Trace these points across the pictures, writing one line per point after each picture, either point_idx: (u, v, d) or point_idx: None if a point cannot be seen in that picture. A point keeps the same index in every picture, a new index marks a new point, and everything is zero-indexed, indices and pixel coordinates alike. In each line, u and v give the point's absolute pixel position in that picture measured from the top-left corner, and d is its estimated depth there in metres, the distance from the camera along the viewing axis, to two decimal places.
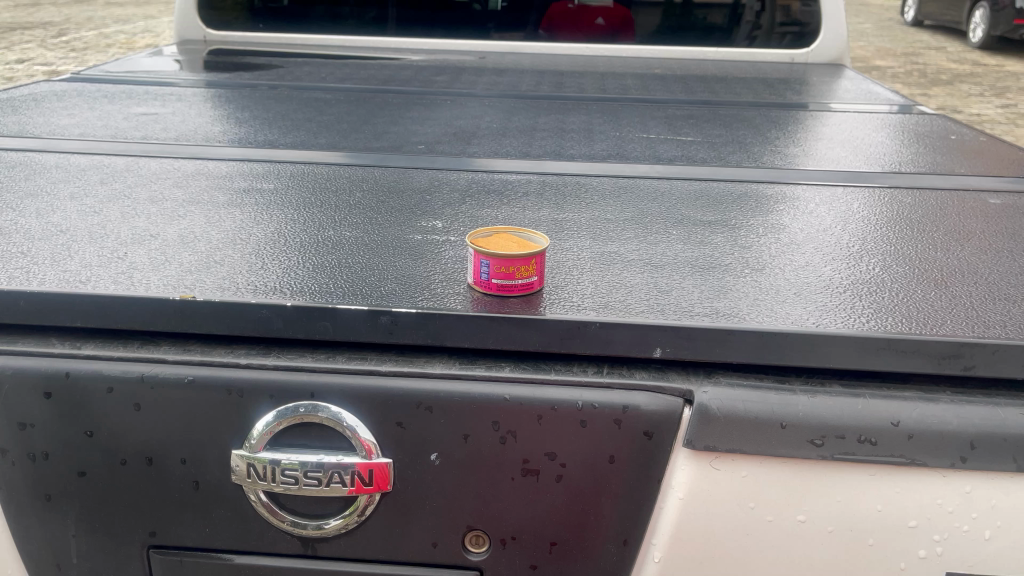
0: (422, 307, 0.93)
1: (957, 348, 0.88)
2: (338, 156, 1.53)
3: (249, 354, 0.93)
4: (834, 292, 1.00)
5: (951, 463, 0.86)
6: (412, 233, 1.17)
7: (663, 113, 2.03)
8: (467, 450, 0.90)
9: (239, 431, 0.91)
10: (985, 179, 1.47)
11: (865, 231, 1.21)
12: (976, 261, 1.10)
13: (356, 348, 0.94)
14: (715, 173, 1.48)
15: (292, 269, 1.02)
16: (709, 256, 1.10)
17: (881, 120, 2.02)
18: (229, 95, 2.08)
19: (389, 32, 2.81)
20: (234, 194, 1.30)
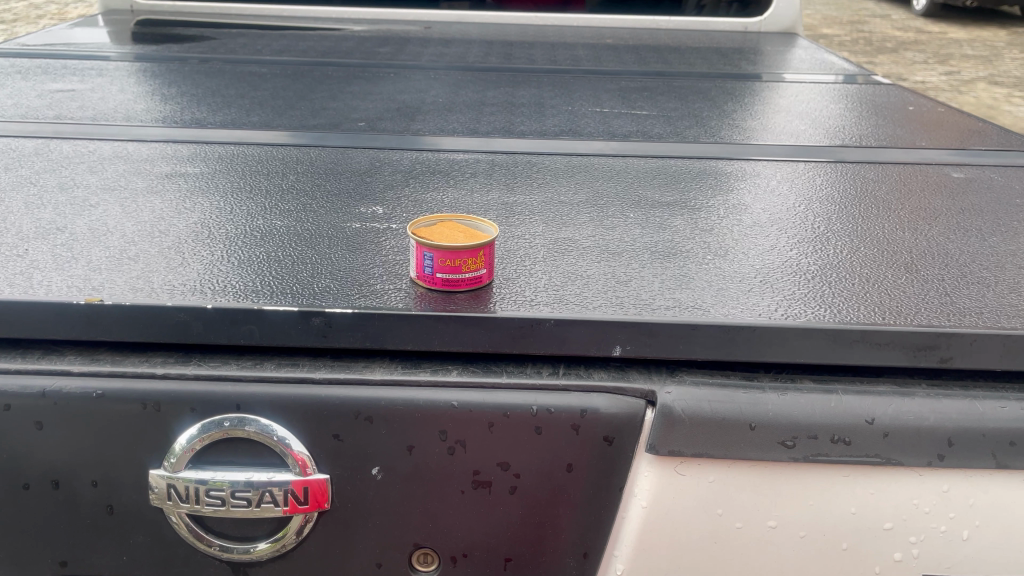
0: (358, 306, 0.84)
1: (934, 339, 0.83)
2: (271, 136, 1.43)
3: (166, 362, 0.84)
4: (801, 279, 0.94)
5: (929, 461, 0.81)
6: (349, 220, 1.08)
7: (617, 85, 1.96)
8: (412, 461, 0.82)
9: (157, 450, 0.82)
10: (946, 152, 1.43)
11: (831, 210, 1.15)
12: (946, 242, 1.05)
13: (287, 352, 0.86)
14: (672, 149, 1.42)
15: (215, 266, 0.93)
16: (668, 241, 1.04)
17: (838, 91, 1.97)
18: (156, 70, 1.94)
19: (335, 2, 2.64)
20: (155, 180, 1.19)
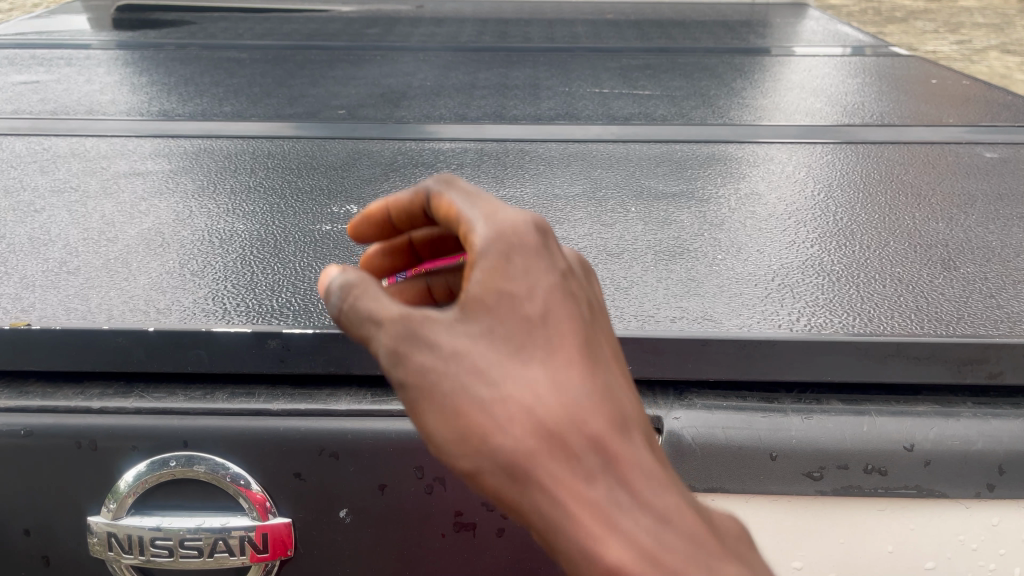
0: (320, 326, 0.74)
1: (982, 352, 0.72)
2: (243, 127, 1.32)
3: (105, 394, 0.74)
4: (825, 280, 0.83)
5: (976, 492, 0.71)
6: (320, 222, 0.97)
7: (618, 63, 1.84)
8: (384, 502, 0.72)
9: (96, 493, 0.72)
10: (976, 130, 1.31)
11: (854, 197, 1.04)
12: (985, 234, 0.94)
13: (243, 379, 0.76)
14: (677, 132, 1.30)
15: (163, 279, 0.82)
16: (674, 239, 0.93)
17: (853, 64, 1.85)
18: (129, 58, 1.83)
19: None
20: (111, 180, 1.09)
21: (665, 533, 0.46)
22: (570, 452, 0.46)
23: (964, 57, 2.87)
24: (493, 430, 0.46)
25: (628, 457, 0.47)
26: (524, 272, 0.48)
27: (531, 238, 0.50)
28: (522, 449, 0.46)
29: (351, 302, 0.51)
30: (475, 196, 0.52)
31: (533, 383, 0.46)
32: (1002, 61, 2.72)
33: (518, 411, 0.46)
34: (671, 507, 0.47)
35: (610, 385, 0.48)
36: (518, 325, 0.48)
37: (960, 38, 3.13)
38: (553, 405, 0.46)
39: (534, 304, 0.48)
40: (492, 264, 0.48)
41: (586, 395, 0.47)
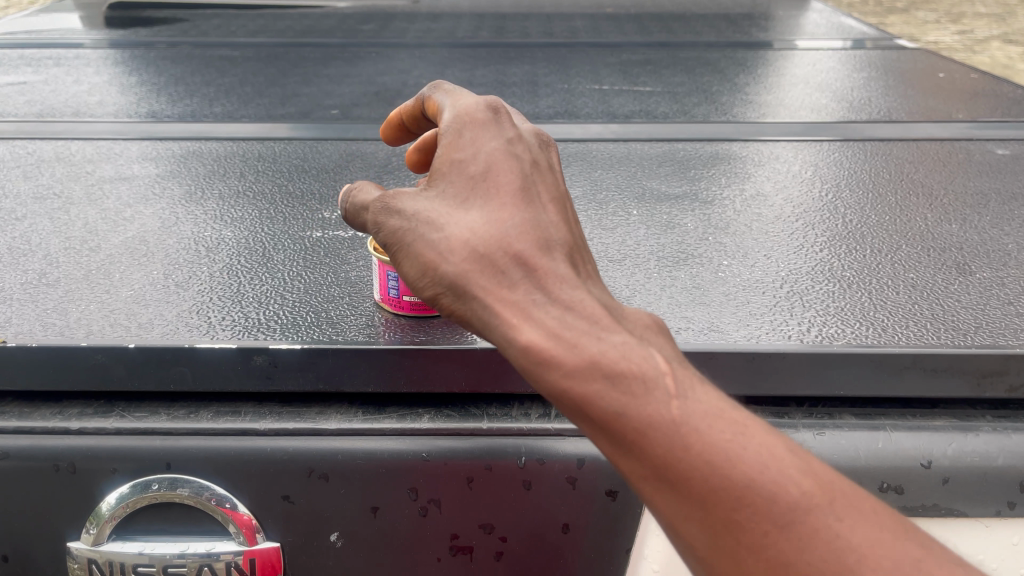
0: (308, 340, 0.70)
1: (1002, 363, 0.68)
2: (233, 129, 1.29)
3: (84, 414, 0.70)
4: (836, 287, 0.80)
5: (997, 511, 0.67)
6: (310, 228, 0.94)
7: (617, 58, 1.80)
8: (378, 525, 0.69)
9: (76, 518, 0.69)
10: (986, 126, 1.28)
11: (863, 197, 1.00)
12: (1000, 236, 0.90)
13: (228, 398, 0.72)
14: (679, 130, 1.27)
15: (146, 292, 0.79)
16: (677, 244, 0.89)
17: (857, 58, 1.81)
18: (118, 57, 1.80)
19: None
20: (96, 185, 1.05)
21: (572, 321, 0.53)
22: (488, 255, 0.56)
23: (967, 47, 2.82)
24: (434, 252, 0.57)
25: (541, 263, 0.55)
26: (468, 142, 0.62)
27: (482, 114, 0.63)
28: (454, 257, 0.56)
29: (351, 203, 0.67)
30: (454, 91, 0.68)
31: (468, 216, 0.58)
32: (1005, 51, 2.68)
33: (452, 229, 0.57)
34: (581, 300, 0.54)
35: (536, 216, 0.58)
36: (461, 177, 0.60)
37: (962, 28, 3.09)
38: (479, 228, 0.57)
39: (475, 161, 0.60)
40: (450, 133, 0.63)
41: (512, 225, 0.56)
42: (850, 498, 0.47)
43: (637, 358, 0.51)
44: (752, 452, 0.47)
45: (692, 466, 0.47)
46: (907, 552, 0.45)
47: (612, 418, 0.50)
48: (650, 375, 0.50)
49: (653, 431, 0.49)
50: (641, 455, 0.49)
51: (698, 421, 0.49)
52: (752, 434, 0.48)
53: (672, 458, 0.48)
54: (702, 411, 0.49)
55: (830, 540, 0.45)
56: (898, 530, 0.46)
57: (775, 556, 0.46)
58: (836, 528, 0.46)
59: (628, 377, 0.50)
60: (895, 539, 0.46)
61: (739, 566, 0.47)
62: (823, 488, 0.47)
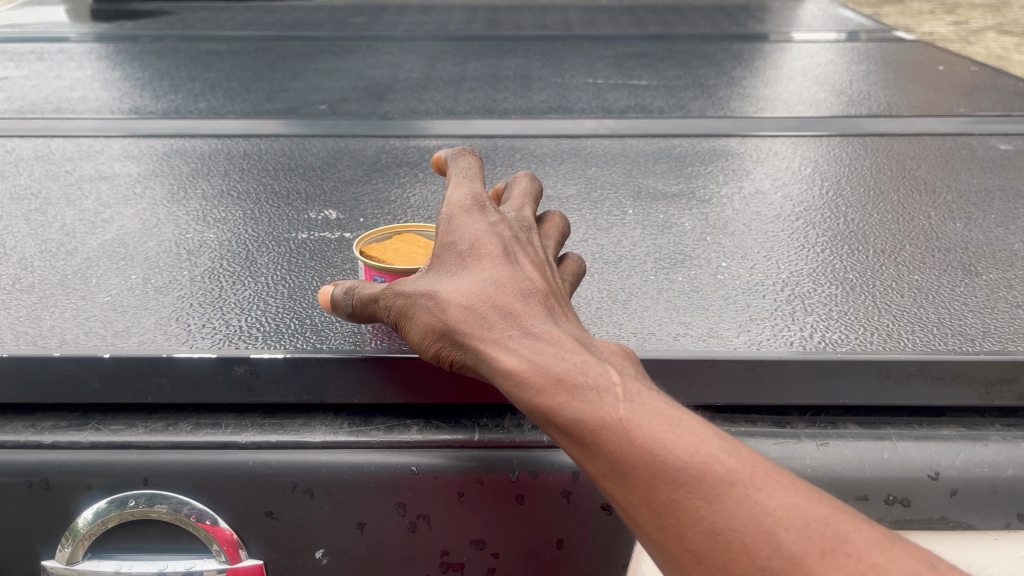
0: (291, 348, 0.67)
1: (1012, 371, 0.66)
2: (218, 125, 1.25)
3: (58, 426, 0.67)
4: (839, 290, 0.77)
5: (1004, 523, 0.66)
6: (295, 229, 0.91)
7: (612, 51, 1.77)
8: (364, 540, 0.67)
9: (51, 536, 0.67)
10: (988, 120, 1.25)
11: (865, 195, 0.98)
12: (1006, 235, 0.88)
13: (208, 408, 0.69)
14: (675, 125, 1.24)
15: (124, 298, 0.76)
16: (674, 245, 0.87)
17: (855, 50, 1.78)
18: (102, 51, 1.76)
19: None
20: (76, 185, 1.02)
21: (543, 347, 0.53)
22: (467, 295, 0.56)
23: (962, 37, 2.78)
24: (427, 313, 0.57)
25: (515, 299, 0.56)
26: (456, 223, 0.62)
27: (469, 202, 0.64)
28: (442, 307, 0.57)
29: (355, 298, 0.62)
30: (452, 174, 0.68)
31: (456, 281, 0.58)
32: (1001, 42, 2.66)
33: (439, 289, 0.57)
34: (547, 324, 0.55)
35: (516, 269, 0.58)
36: (449, 253, 0.60)
37: (958, 19, 3.06)
38: (463, 284, 0.57)
39: (462, 237, 0.60)
40: (440, 221, 0.63)
41: (491, 278, 0.57)
42: (773, 472, 0.48)
43: (595, 371, 0.52)
44: (687, 439, 0.49)
45: (639, 457, 0.48)
46: (822, 514, 0.46)
47: (570, 422, 0.51)
48: (602, 381, 0.51)
49: (605, 429, 0.50)
50: (597, 454, 0.50)
51: (641, 416, 0.50)
52: (688, 425, 0.50)
53: (621, 452, 0.49)
54: (647, 408, 0.50)
55: (751, 507, 0.46)
56: (818, 497, 0.47)
57: (708, 527, 0.46)
58: (756, 497, 0.46)
59: (583, 383, 0.51)
60: (812, 504, 0.47)
61: (683, 545, 0.47)
62: (748, 465, 0.48)
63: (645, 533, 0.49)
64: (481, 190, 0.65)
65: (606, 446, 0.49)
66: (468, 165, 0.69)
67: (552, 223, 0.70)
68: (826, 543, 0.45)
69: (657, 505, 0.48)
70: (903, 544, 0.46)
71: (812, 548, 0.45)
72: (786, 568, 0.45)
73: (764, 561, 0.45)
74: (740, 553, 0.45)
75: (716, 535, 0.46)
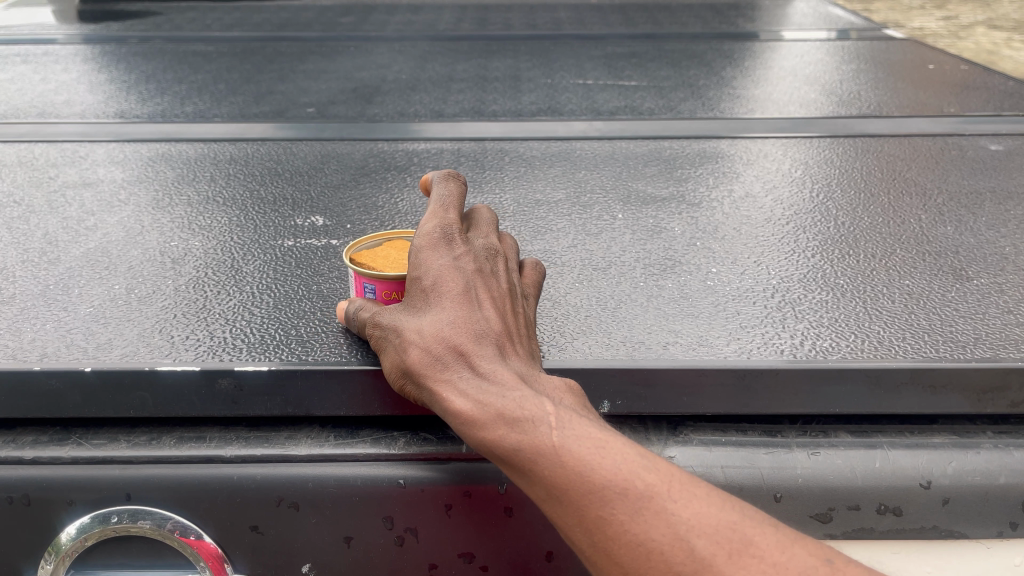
0: (276, 361, 0.66)
1: (1003, 378, 0.65)
2: (205, 129, 1.24)
3: (39, 442, 0.66)
4: (829, 296, 0.77)
5: (998, 531, 0.65)
6: (282, 236, 0.90)
7: (602, 51, 1.76)
8: (351, 555, 0.66)
9: (32, 552, 0.66)
10: (978, 121, 1.25)
11: (855, 197, 0.97)
12: (997, 238, 0.87)
13: (192, 422, 0.68)
14: (665, 127, 1.23)
15: (106, 309, 0.75)
16: (664, 250, 0.86)
17: (846, 49, 1.77)
18: (89, 53, 1.74)
19: None
20: (59, 191, 1.01)
21: (488, 386, 0.57)
22: (422, 338, 0.60)
23: (952, 32, 2.77)
24: (392, 352, 0.61)
25: (468, 339, 0.60)
26: (422, 257, 0.65)
27: (436, 236, 0.66)
28: (403, 348, 0.60)
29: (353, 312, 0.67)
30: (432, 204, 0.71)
31: (415, 322, 0.62)
32: (991, 37, 2.66)
33: (404, 328, 0.61)
34: (494, 360, 0.59)
35: (472, 308, 0.62)
36: (415, 291, 0.64)
37: (947, 14, 3.06)
38: (422, 325, 0.61)
39: (428, 272, 0.64)
40: (411, 254, 0.66)
41: (448, 318, 0.61)
42: (688, 485, 0.54)
43: (531, 404, 0.56)
44: (612, 459, 0.54)
45: (571, 481, 0.53)
46: (730, 520, 0.52)
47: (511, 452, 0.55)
48: (538, 413, 0.55)
49: (541, 458, 0.54)
50: (535, 479, 0.54)
51: (572, 440, 0.54)
52: (614, 446, 0.55)
53: (554, 478, 0.53)
54: (578, 433, 0.55)
55: (668, 518, 0.51)
56: (725, 502, 0.53)
57: (630, 539, 0.51)
58: (671, 508, 0.52)
59: (521, 417, 0.55)
60: (721, 511, 0.52)
61: (610, 558, 0.52)
62: (665, 479, 0.53)
63: (579, 545, 0.54)
64: (449, 221, 0.68)
65: (543, 472, 0.54)
66: (449, 196, 0.71)
67: (509, 240, 0.72)
68: (732, 545, 0.51)
69: (587, 522, 0.53)
70: (804, 541, 0.52)
71: (721, 551, 0.50)
72: (699, 571, 0.50)
73: (680, 566, 0.50)
74: (660, 562, 0.51)
75: (639, 547, 0.51)
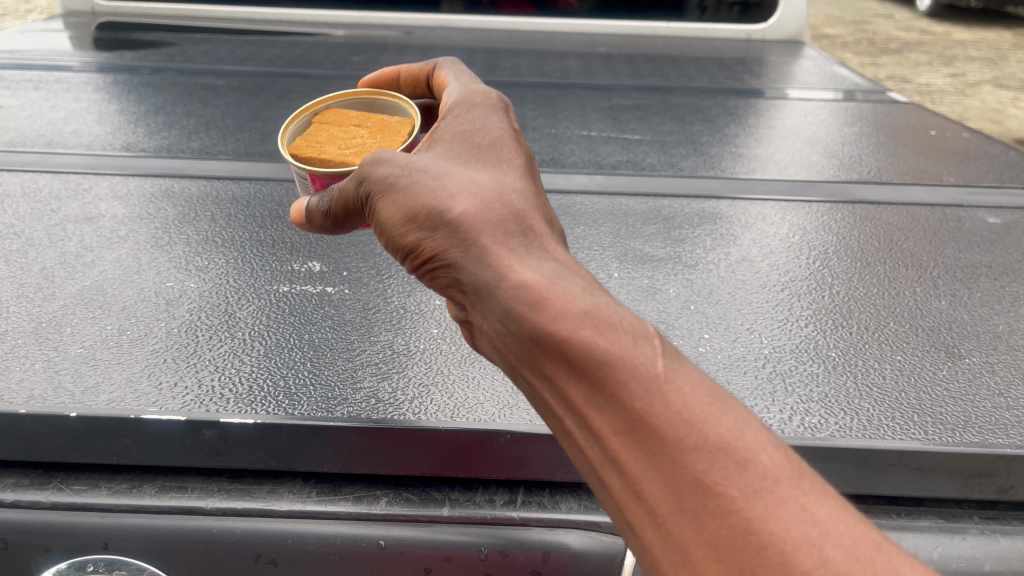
0: (262, 413, 0.66)
1: (991, 464, 0.65)
2: (209, 166, 1.25)
3: (20, 485, 0.66)
4: (820, 370, 0.76)
5: None
6: (277, 282, 0.90)
7: (607, 102, 1.78)
8: None
9: None
10: (976, 192, 1.25)
11: (852, 266, 0.98)
12: (991, 316, 0.88)
13: (176, 472, 0.68)
14: (666, 185, 1.24)
15: (97, 351, 0.75)
16: (657, 313, 0.86)
17: (850, 111, 1.79)
18: (101, 82, 1.76)
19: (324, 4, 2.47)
20: (61, 225, 1.02)
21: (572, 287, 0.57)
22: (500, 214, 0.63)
23: None
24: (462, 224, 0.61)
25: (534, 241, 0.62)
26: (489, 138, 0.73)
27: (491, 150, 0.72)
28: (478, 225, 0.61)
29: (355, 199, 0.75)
30: (472, 104, 0.80)
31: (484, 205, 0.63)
32: None
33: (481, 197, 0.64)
34: (579, 268, 0.60)
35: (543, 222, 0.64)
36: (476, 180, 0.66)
37: None
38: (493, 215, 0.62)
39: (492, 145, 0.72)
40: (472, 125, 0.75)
41: (519, 219, 0.63)
42: (815, 480, 0.49)
43: (623, 325, 0.55)
44: (733, 422, 0.50)
45: (664, 413, 0.51)
46: (864, 536, 0.47)
47: (589, 364, 0.53)
48: (632, 331, 0.54)
49: (635, 382, 0.52)
50: (613, 408, 0.52)
51: (680, 380, 0.52)
52: (732, 408, 0.52)
53: (644, 409, 0.51)
54: (681, 374, 0.53)
55: (799, 514, 0.47)
56: (850, 513, 0.48)
57: (734, 521, 0.47)
58: (803, 502, 0.47)
59: (608, 328, 0.54)
60: (847, 523, 0.47)
61: (699, 530, 0.48)
62: (794, 466, 0.49)
63: (642, 496, 0.51)
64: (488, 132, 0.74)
65: (634, 402, 0.51)
66: (515, 117, 0.80)
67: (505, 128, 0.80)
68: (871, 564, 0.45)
69: (677, 474, 0.50)
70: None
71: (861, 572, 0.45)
72: None
73: (768, 536, 0.46)
74: (773, 553, 0.46)
75: (738, 528, 0.47)
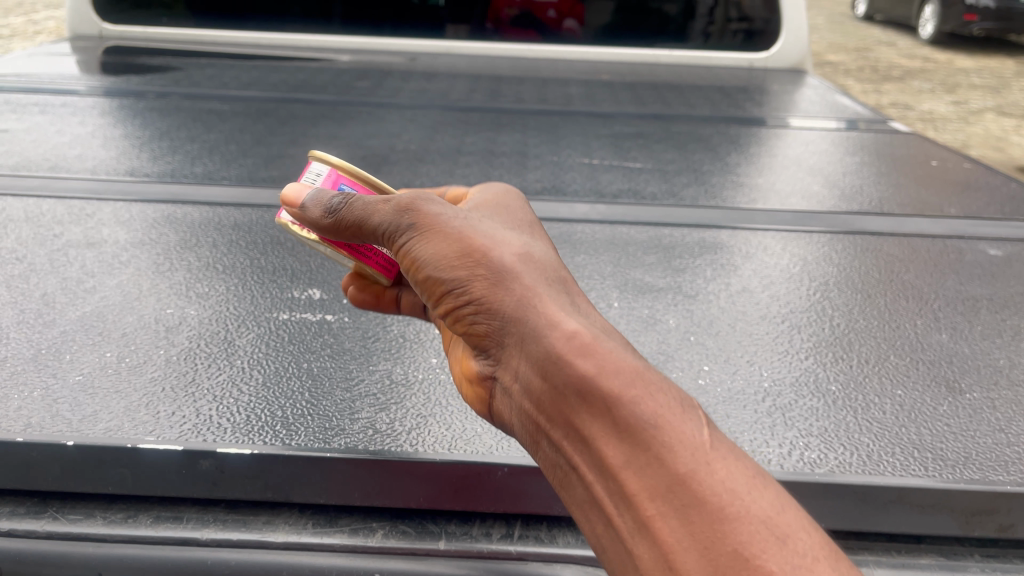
0: (259, 444, 0.66)
1: (991, 502, 0.65)
2: (211, 192, 1.26)
3: (16, 514, 0.66)
4: (820, 404, 0.76)
5: None
6: (277, 309, 0.90)
7: (610, 130, 1.79)
8: None
9: None
10: (977, 223, 1.25)
11: (852, 298, 0.98)
12: (992, 350, 0.87)
13: (173, 502, 0.68)
14: (667, 214, 1.24)
15: (96, 378, 0.75)
16: (657, 344, 0.86)
17: (852, 140, 1.79)
18: (107, 106, 1.77)
19: (334, 28, 2.46)
20: (63, 250, 1.02)
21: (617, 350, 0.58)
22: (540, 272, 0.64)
23: None
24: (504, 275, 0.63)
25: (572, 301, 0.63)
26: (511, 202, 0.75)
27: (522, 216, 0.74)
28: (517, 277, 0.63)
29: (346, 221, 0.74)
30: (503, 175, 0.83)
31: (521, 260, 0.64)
32: None
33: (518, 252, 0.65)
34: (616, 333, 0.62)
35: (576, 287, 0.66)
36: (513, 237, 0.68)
37: None
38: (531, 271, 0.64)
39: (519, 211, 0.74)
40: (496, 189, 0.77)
41: (557, 281, 0.64)
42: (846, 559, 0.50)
43: (667, 393, 0.56)
44: (772, 496, 0.52)
45: (707, 479, 0.52)
46: None
47: (636, 425, 0.54)
48: (676, 397, 0.56)
49: (679, 447, 0.53)
50: (652, 470, 0.53)
51: (721, 451, 0.54)
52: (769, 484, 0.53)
53: (687, 473, 0.52)
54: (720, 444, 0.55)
55: None
56: None
57: None
58: None
59: (654, 389, 0.56)
60: None
61: None
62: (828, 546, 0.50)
63: (674, 565, 0.51)
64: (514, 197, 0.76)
65: (677, 466, 0.52)
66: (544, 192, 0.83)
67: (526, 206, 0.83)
68: None
69: (711, 544, 0.50)
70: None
71: None
72: None
73: None
74: None
75: None
